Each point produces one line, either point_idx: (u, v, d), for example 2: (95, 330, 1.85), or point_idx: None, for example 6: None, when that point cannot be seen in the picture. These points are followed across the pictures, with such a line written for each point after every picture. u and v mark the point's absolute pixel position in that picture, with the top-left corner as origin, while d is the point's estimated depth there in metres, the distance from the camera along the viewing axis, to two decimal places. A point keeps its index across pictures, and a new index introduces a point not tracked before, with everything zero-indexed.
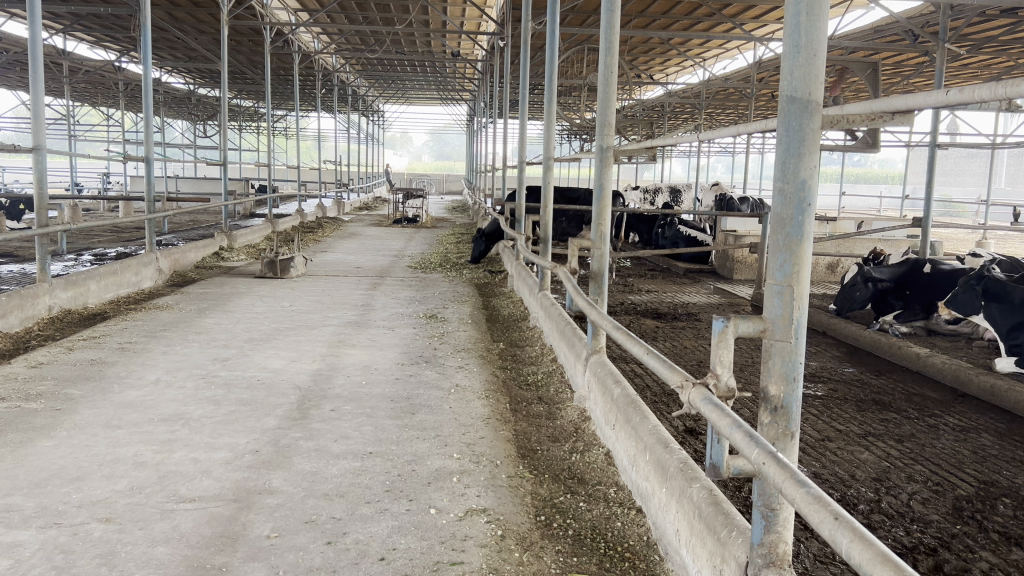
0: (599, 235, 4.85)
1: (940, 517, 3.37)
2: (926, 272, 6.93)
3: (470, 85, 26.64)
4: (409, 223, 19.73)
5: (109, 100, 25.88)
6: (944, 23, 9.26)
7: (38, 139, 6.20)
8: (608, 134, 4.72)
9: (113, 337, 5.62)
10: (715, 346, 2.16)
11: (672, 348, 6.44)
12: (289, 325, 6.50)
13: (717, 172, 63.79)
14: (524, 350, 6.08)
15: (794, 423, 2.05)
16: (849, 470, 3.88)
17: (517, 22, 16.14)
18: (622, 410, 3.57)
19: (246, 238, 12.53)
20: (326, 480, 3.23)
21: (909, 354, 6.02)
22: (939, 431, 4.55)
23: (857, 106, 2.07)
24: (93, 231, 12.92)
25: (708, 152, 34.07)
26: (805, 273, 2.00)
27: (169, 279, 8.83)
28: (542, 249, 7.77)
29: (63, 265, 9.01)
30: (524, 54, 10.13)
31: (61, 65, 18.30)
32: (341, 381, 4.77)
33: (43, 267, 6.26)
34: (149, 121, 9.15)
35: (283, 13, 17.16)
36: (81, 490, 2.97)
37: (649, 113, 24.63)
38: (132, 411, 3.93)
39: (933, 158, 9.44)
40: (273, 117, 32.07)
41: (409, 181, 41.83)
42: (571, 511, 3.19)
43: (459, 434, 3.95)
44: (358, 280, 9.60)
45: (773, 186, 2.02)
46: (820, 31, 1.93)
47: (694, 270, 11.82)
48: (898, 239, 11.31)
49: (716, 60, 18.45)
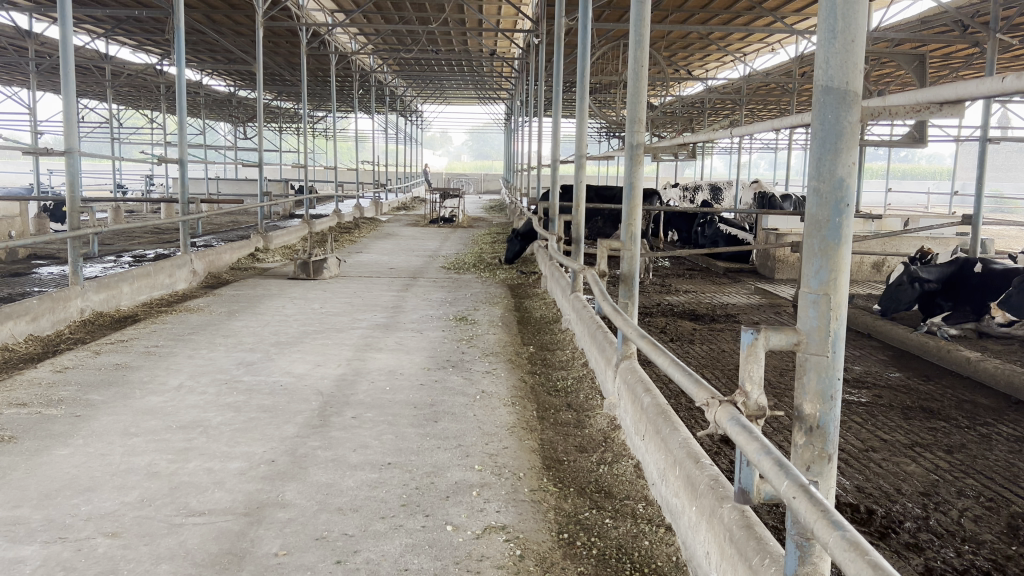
0: (628, 236, 4.65)
1: (993, 537, 3.12)
2: (976, 272, 6.65)
3: (507, 83, 26.53)
4: (445, 223, 19.74)
5: (151, 103, 26.45)
6: (996, 11, 8.77)
7: (69, 141, 6.19)
8: (639, 130, 4.52)
9: (140, 340, 5.61)
10: (745, 359, 1.95)
11: (708, 352, 6.20)
12: (318, 327, 6.45)
13: (759, 168, 62.88)
14: (554, 354, 5.93)
15: (831, 444, 1.86)
16: (894, 483, 3.64)
17: (552, 20, 15.90)
18: (652, 420, 3.39)
19: (281, 240, 12.59)
20: (341, 493, 3.12)
21: (959, 358, 5.70)
22: (993, 441, 4.26)
23: (901, 97, 1.87)
24: (133, 233, 13.13)
25: (748, 148, 33.40)
26: (844, 280, 1.81)
27: (203, 281, 8.88)
28: (574, 250, 7.54)
29: (102, 268, 9.12)
30: (556, 50, 9.84)
31: (104, 69, 18.69)
32: (364, 388, 4.66)
33: (76, 270, 6.31)
34: (182, 123, 9.13)
35: (321, 16, 17.29)
36: (90, 502, 2.91)
37: (688, 109, 24.30)
38: (150, 418, 3.88)
39: (984, 152, 8.94)
40: (312, 119, 32.42)
41: (447, 181, 42.11)
42: (596, 528, 3.03)
43: (482, 443, 3.82)
44: (390, 281, 9.53)
45: (807, 185, 1.83)
46: (859, 15, 1.74)
47: (733, 269, 11.53)
48: (948, 236, 10.86)
49: (757, 55, 18.02)
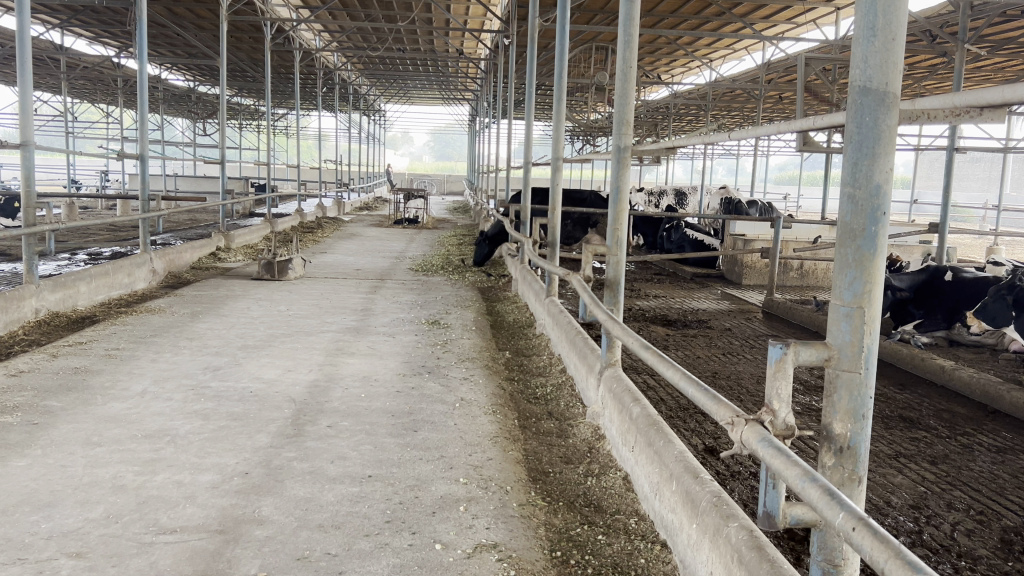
0: (614, 241, 4.55)
1: (988, 552, 3.08)
2: (948, 280, 6.66)
3: (473, 84, 26.41)
4: (409, 224, 19.52)
5: (108, 97, 25.62)
6: (964, 23, 8.88)
7: (26, 133, 5.85)
8: (626, 133, 4.39)
9: (100, 342, 5.32)
10: (772, 375, 1.90)
11: (685, 358, 6.13)
12: (286, 330, 6.22)
13: (719, 175, 64.01)
14: (531, 360, 5.78)
15: (861, 466, 1.81)
16: (883, 496, 3.59)
17: (523, 21, 15.77)
18: (643, 431, 3.27)
19: (243, 239, 12.22)
20: (322, 508, 2.95)
21: (934, 366, 5.71)
22: (974, 451, 4.27)
23: (936, 100, 1.80)
24: (87, 230, 12.63)
25: (711, 154, 33.81)
26: (877, 293, 1.76)
27: (163, 281, 8.54)
28: (548, 254, 7.40)
29: (56, 266, 8.75)
30: (531, 51, 9.67)
31: (58, 60, 18.01)
32: (339, 395, 4.46)
33: (30, 268, 5.98)
34: (143, 117, 8.75)
35: (286, 11, 16.94)
36: (51, 519, 2.69)
37: (654, 115, 24.46)
38: (115, 426, 3.64)
39: (952, 161, 9.06)
40: (274, 116, 31.84)
41: (411, 181, 41.79)
42: (589, 546, 2.90)
43: (465, 454, 3.67)
44: (357, 283, 9.30)
45: (840, 191, 1.77)
46: (899, 11, 1.68)
47: (700, 275, 11.55)
48: (912, 245, 11.03)
49: (724, 61, 18.22)
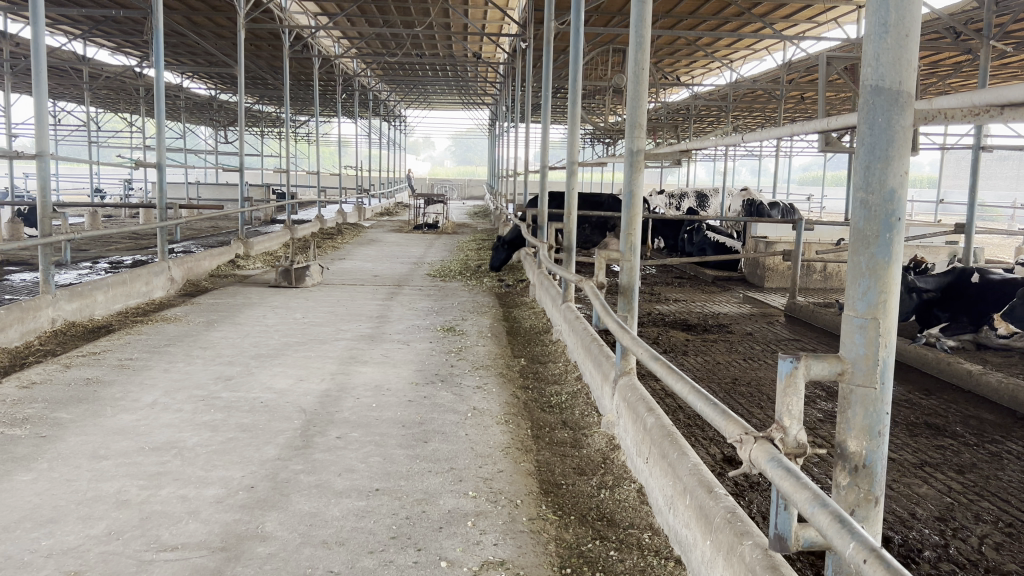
0: (628, 247, 4.46)
1: (1017, 567, 2.95)
2: (975, 282, 6.50)
3: (491, 89, 26.41)
4: (429, 228, 19.54)
5: (130, 106, 25.96)
6: (989, 19, 8.61)
7: (41, 144, 5.90)
8: (639, 136, 4.30)
9: (114, 352, 5.33)
10: (782, 391, 1.80)
11: (705, 364, 6.00)
12: (300, 338, 6.20)
13: (742, 176, 63.38)
14: (547, 367, 5.69)
15: (878, 486, 1.72)
16: (908, 507, 3.46)
17: (540, 24, 15.68)
18: (656, 442, 3.18)
19: (262, 246, 12.26)
20: (326, 524, 2.89)
21: (961, 371, 5.54)
22: (1004, 460, 4.11)
23: (955, 98, 1.70)
24: (109, 239, 12.75)
25: (733, 155, 33.50)
26: (892, 302, 1.67)
27: (181, 289, 8.57)
28: (564, 260, 7.29)
29: (76, 275, 8.82)
30: (546, 53, 9.56)
31: (82, 71, 18.26)
32: (349, 405, 4.41)
33: (46, 277, 6.01)
34: (161, 125, 8.80)
35: (304, 18, 17.04)
36: (53, 536, 2.66)
37: (674, 116, 24.29)
38: (122, 439, 3.62)
39: (978, 160, 8.80)
40: (295, 123, 32.08)
41: (431, 186, 41.87)
42: (601, 563, 2.81)
43: (476, 466, 3.60)
44: (374, 289, 9.28)
45: (851, 196, 1.68)
46: (912, 7, 1.59)
47: (722, 278, 11.41)
48: (938, 246, 10.80)
49: (745, 61, 18.03)
